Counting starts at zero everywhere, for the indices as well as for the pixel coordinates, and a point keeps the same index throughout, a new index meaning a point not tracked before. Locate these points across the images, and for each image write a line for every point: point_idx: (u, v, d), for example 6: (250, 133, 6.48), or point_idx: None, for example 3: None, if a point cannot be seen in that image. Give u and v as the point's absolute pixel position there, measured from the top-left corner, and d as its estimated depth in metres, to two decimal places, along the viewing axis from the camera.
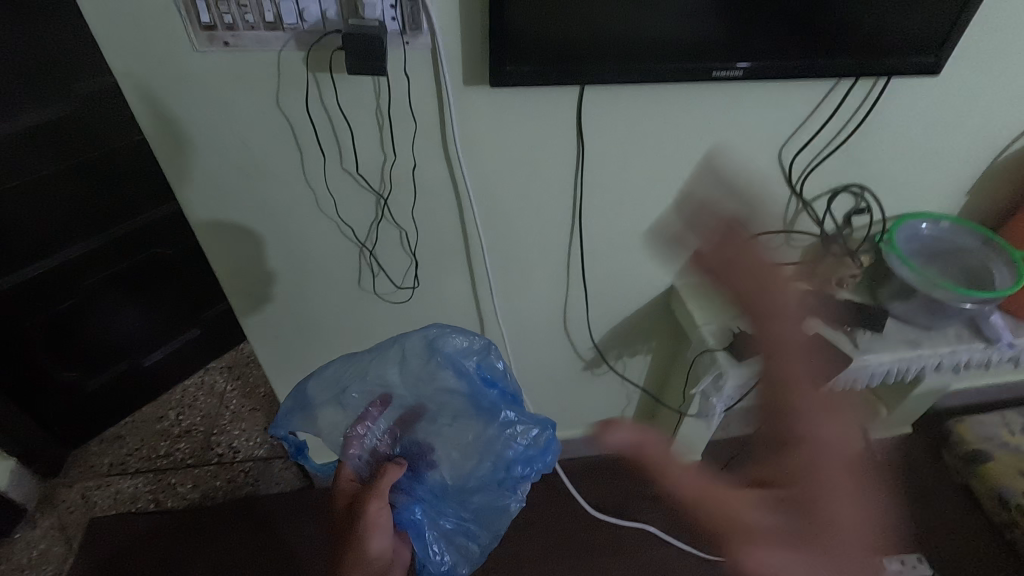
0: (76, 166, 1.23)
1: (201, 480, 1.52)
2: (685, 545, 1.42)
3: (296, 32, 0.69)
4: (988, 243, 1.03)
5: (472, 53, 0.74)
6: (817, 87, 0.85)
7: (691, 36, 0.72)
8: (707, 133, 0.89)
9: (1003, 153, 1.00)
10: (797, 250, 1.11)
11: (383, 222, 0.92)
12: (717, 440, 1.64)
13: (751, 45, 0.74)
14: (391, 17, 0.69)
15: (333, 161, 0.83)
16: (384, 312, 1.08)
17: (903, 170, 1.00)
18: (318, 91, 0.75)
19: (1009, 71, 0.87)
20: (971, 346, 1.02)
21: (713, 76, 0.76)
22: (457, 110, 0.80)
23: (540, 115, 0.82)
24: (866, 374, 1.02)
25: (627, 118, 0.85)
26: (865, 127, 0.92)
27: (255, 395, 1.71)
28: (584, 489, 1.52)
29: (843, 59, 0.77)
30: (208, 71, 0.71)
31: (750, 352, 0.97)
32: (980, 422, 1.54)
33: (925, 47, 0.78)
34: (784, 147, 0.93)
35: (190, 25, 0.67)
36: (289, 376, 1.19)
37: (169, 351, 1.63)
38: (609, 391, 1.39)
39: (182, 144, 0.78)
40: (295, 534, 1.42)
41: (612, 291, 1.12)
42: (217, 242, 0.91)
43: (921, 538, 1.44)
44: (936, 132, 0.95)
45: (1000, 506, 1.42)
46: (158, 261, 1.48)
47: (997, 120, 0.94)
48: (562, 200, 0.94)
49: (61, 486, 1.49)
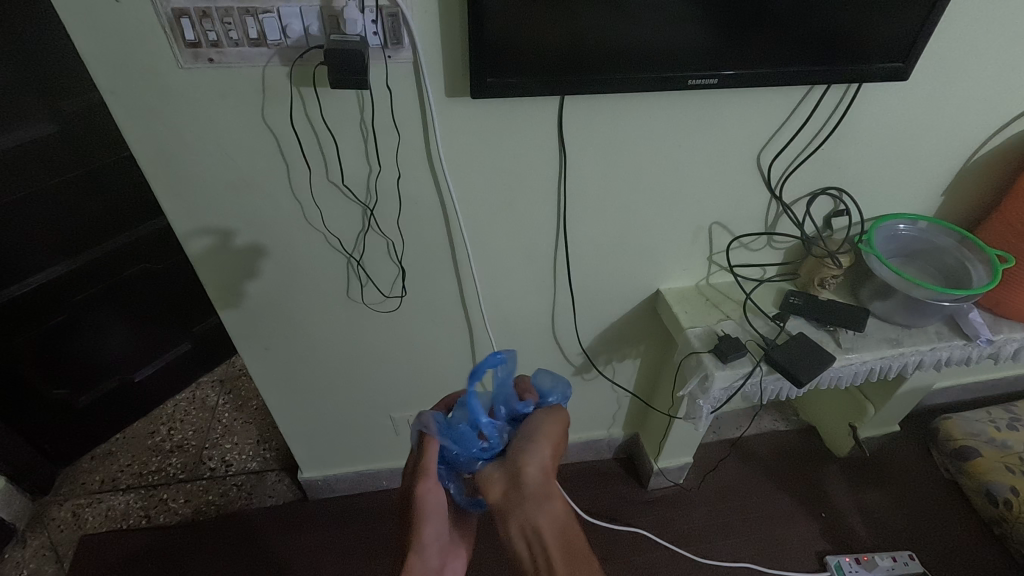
0: (64, 183, 1.24)
1: (193, 494, 1.52)
2: (679, 547, 1.43)
3: (279, 48, 0.70)
4: (964, 242, 1.06)
5: (453, 66, 0.76)
6: (791, 93, 0.88)
7: (665, 45, 0.74)
8: (686, 139, 0.90)
9: (974, 156, 1.02)
10: (779, 252, 1.13)
11: (369, 232, 0.93)
12: (708, 442, 1.65)
13: (724, 53, 0.76)
14: (373, 32, 0.71)
15: (318, 173, 0.84)
16: (373, 321, 1.09)
17: (879, 172, 1.02)
18: (302, 105, 0.76)
19: (977, 75, 0.90)
20: (951, 343, 1.04)
21: (689, 84, 0.78)
22: (439, 121, 0.81)
23: (523, 125, 0.84)
24: (849, 373, 1.03)
25: (608, 126, 0.87)
26: (840, 132, 0.94)
27: (246, 409, 1.71)
28: (577, 495, 1.53)
29: (814, 66, 0.79)
30: (193, 87, 0.72)
31: (734, 353, 0.99)
32: (967, 418, 1.55)
33: (895, 53, 0.80)
34: (761, 152, 0.95)
35: (175, 43, 0.68)
36: (279, 388, 1.20)
37: (159, 366, 1.63)
38: (600, 396, 1.40)
39: (169, 159, 0.79)
40: (288, 547, 1.42)
41: (599, 296, 1.14)
42: (205, 255, 0.91)
43: (911, 535, 1.45)
44: (909, 135, 0.97)
45: (990, 502, 1.44)
46: (147, 276, 1.48)
47: (967, 122, 0.97)
48: (546, 208, 0.96)
49: (50, 505, 1.48)
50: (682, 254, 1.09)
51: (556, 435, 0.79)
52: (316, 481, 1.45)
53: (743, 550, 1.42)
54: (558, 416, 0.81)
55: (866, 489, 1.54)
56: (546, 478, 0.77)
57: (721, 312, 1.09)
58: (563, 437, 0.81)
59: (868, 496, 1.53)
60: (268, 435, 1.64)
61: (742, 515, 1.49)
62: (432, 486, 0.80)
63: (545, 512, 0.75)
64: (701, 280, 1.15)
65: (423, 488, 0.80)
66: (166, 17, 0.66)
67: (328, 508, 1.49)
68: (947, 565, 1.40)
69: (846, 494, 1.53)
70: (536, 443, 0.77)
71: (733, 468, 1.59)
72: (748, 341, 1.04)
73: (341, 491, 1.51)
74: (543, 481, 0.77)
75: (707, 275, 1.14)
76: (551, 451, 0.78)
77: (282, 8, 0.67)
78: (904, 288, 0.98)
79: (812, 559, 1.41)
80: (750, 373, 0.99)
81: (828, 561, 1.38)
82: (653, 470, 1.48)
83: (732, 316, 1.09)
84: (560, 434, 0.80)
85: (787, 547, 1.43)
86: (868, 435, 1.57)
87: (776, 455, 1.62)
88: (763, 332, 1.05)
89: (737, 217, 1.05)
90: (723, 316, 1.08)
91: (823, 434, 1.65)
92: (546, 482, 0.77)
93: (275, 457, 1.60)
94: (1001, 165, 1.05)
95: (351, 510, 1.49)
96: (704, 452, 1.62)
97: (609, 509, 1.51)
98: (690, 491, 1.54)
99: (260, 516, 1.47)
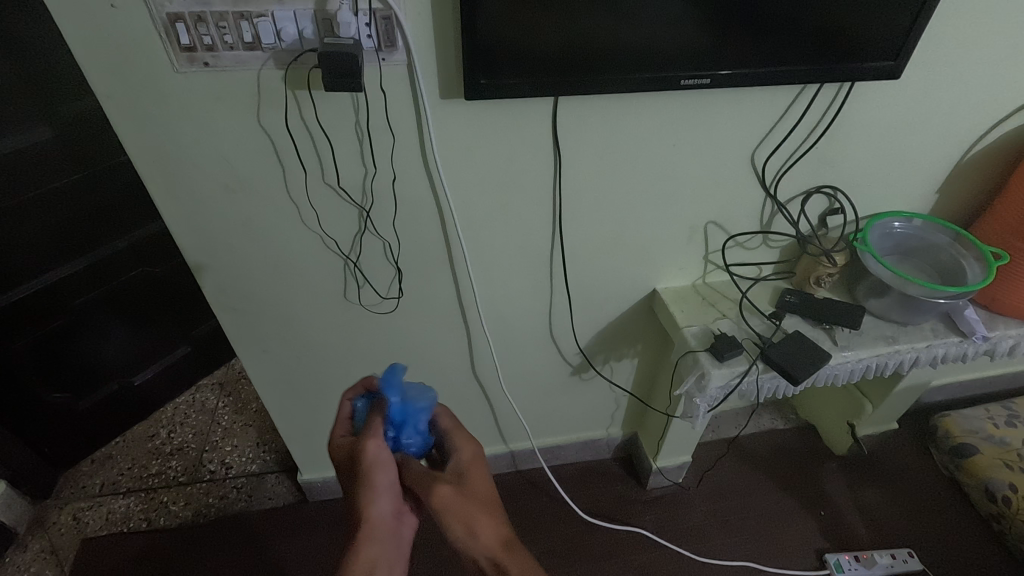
0: (62, 187, 1.24)
1: (193, 498, 1.52)
2: (678, 546, 1.43)
3: (274, 51, 0.71)
4: (959, 239, 1.06)
5: (447, 68, 0.76)
6: (784, 93, 0.88)
7: (658, 45, 0.74)
8: (680, 139, 0.91)
9: (968, 153, 1.03)
10: (774, 251, 1.13)
11: (366, 234, 0.93)
12: (706, 441, 1.65)
13: (717, 54, 0.77)
14: (367, 35, 0.71)
15: (314, 176, 0.84)
16: (370, 323, 1.09)
17: (874, 170, 1.02)
18: (296, 108, 0.77)
19: (968, 73, 0.90)
20: (946, 339, 1.04)
21: (681, 84, 0.78)
22: (433, 123, 0.81)
23: (517, 126, 0.84)
24: (846, 370, 1.04)
25: (603, 126, 0.87)
26: (833, 131, 0.95)
27: (245, 411, 1.72)
28: (577, 495, 1.54)
29: (806, 65, 0.80)
30: (189, 91, 0.73)
31: (731, 352, 0.99)
32: (966, 416, 1.55)
33: (886, 51, 0.81)
34: (755, 152, 0.95)
35: (171, 47, 0.69)
36: (277, 389, 1.20)
37: (158, 369, 1.64)
38: (598, 396, 1.40)
39: (165, 164, 0.79)
40: (289, 549, 1.42)
41: (595, 296, 1.14)
42: (202, 258, 0.92)
43: (910, 533, 1.46)
44: (903, 132, 0.97)
45: (988, 498, 1.44)
46: (145, 279, 1.49)
47: (960, 120, 0.97)
48: (541, 208, 0.96)
49: (50, 509, 1.48)
50: (678, 254, 1.10)
51: (462, 507, 0.78)
52: (315, 483, 1.46)
53: (744, 549, 1.43)
54: (442, 497, 0.78)
55: (865, 487, 1.54)
56: (494, 549, 0.77)
57: (718, 312, 1.10)
58: (478, 493, 0.81)
59: (867, 493, 1.53)
60: (268, 438, 1.65)
61: (742, 513, 1.49)
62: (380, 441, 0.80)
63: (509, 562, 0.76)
64: (697, 279, 1.16)
65: (368, 443, 0.79)
66: (161, 22, 0.67)
67: (328, 510, 1.50)
68: (946, 562, 1.40)
69: (845, 492, 1.54)
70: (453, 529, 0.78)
71: (732, 466, 1.59)
72: (745, 339, 1.04)
73: (341, 493, 1.51)
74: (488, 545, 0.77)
75: (704, 274, 1.15)
76: (477, 520, 0.78)
77: (276, 12, 0.68)
78: (899, 285, 0.99)
79: (812, 557, 1.41)
80: (747, 371, 0.99)
81: (827, 559, 1.38)
82: (652, 469, 1.48)
83: (729, 314, 1.09)
84: (467, 497, 0.79)
85: (787, 545, 1.43)
86: (867, 432, 1.57)
87: (774, 454, 1.62)
88: (759, 331, 1.05)
89: (732, 216, 1.05)
90: (720, 315, 1.09)
91: (822, 433, 1.66)
92: (494, 553, 0.77)
93: (275, 459, 1.60)
94: (995, 163, 1.05)
95: None
96: (702, 451, 1.63)
97: (609, 509, 1.51)
98: (689, 490, 1.54)
99: (260, 518, 1.48)
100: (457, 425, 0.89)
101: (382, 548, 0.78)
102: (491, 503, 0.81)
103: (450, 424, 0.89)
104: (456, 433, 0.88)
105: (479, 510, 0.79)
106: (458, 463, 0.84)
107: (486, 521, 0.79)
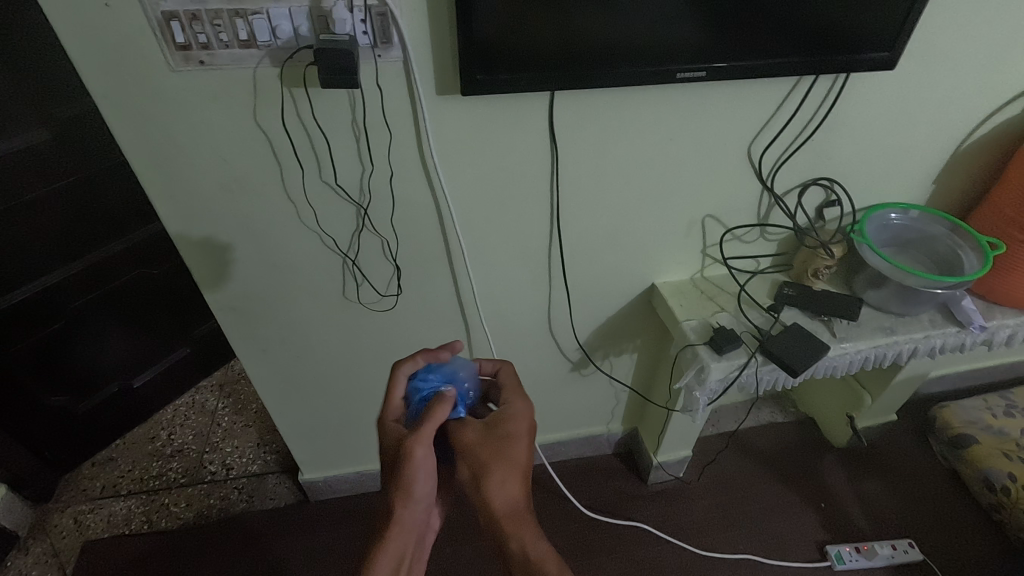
0: (59, 189, 1.24)
1: (194, 499, 1.52)
2: (679, 540, 1.43)
3: (269, 49, 0.71)
4: (956, 230, 1.07)
5: (443, 63, 0.76)
6: (779, 86, 0.88)
7: (653, 39, 0.74)
8: (677, 133, 0.91)
9: (964, 144, 1.03)
10: (772, 244, 1.13)
11: (363, 232, 0.93)
12: (706, 435, 1.66)
13: (711, 46, 0.77)
14: (362, 31, 0.71)
15: (311, 174, 0.84)
16: (368, 321, 1.09)
17: (871, 162, 1.03)
18: (292, 105, 0.77)
19: (963, 63, 0.91)
20: (944, 330, 1.05)
21: (677, 78, 0.78)
22: (430, 119, 0.81)
23: (514, 122, 0.84)
24: (844, 362, 1.04)
25: (599, 121, 0.87)
26: (829, 123, 0.95)
27: (246, 412, 1.72)
28: (578, 491, 1.54)
29: (800, 56, 0.80)
30: (185, 90, 0.73)
31: (730, 345, 0.99)
32: (964, 406, 1.56)
33: (881, 43, 0.81)
34: (752, 145, 0.95)
35: (166, 46, 0.69)
36: (276, 389, 1.20)
37: (157, 371, 1.63)
38: (599, 391, 1.41)
39: (161, 162, 0.79)
40: (290, 549, 1.42)
41: (593, 291, 1.14)
42: (199, 258, 0.92)
43: (910, 524, 1.46)
44: (898, 124, 0.97)
45: (987, 489, 1.45)
46: (143, 281, 1.48)
47: (955, 111, 0.97)
48: (539, 204, 0.96)
49: (52, 512, 1.48)
50: (676, 248, 1.10)
51: (482, 455, 0.76)
52: (317, 482, 1.46)
53: (744, 542, 1.43)
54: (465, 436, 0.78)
55: (865, 479, 1.55)
56: (500, 509, 0.76)
57: (716, 305, 1.10)
58: (514, 449, 0.78)
59: (867, 485, 1.54)
60: (268, 438, 1.65)
61: (743, 506, 1.50)
62: (429, 449, 0.73)
63: (499, 499, 0.76)
64: (695, 273, 1.16)
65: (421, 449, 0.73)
66: (156, 20, 0.67)
67: (329, 509, 1.50)
68: (946, 553, 1.41)
69: (846, 484, 1.54)
70: (462, 473, 0.78)
71: (732, 460, 1.60)
72: (744, 332, 1.04)
73: (342, 492, 1.51)
74: (494, 499, 0.76)
75: (702, 268, 1.15)
76: (485, 471, 0.76)
77: (271, 10, 0.68)
78: (898, 276, 0.99)
79: (812, 549, 1.42)
80: (746, 364, 0.99)
81: (827, 551, 1.39)
82: (652, 464, 1.49)
83: (728, 308, 1.09)
84: (492, 447, 0.77)
85: (788, 538, 1.43)
86: (867, 424, 1.57)
87: (775, 447, 1.63)
88: (758, 324, 1.05)
89: (730, 209, 1.05)
90: (718, 308, 1.09)
91: (821, 426, 1.66)
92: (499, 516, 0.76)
93: (276, 459, 1.60)
94: (993, 152, 1.05)
95: (351, 512, 1.49)
96: (702, 445, 1.63)
97: (609, 504, 1.51)
98: (689, 484, 1.54)
99: (262, 518, 1.48)
100: (516, 381, 0.86)
101: (410, 540, 0.77)
102: (516, 464, 0.77)
103: (511, 382, 0.86)
104: (513, 390, 0.84)
105: (500, 462, 0.76)
106: (504, 412, 0.81)
107: (508, 486, 0.76)
